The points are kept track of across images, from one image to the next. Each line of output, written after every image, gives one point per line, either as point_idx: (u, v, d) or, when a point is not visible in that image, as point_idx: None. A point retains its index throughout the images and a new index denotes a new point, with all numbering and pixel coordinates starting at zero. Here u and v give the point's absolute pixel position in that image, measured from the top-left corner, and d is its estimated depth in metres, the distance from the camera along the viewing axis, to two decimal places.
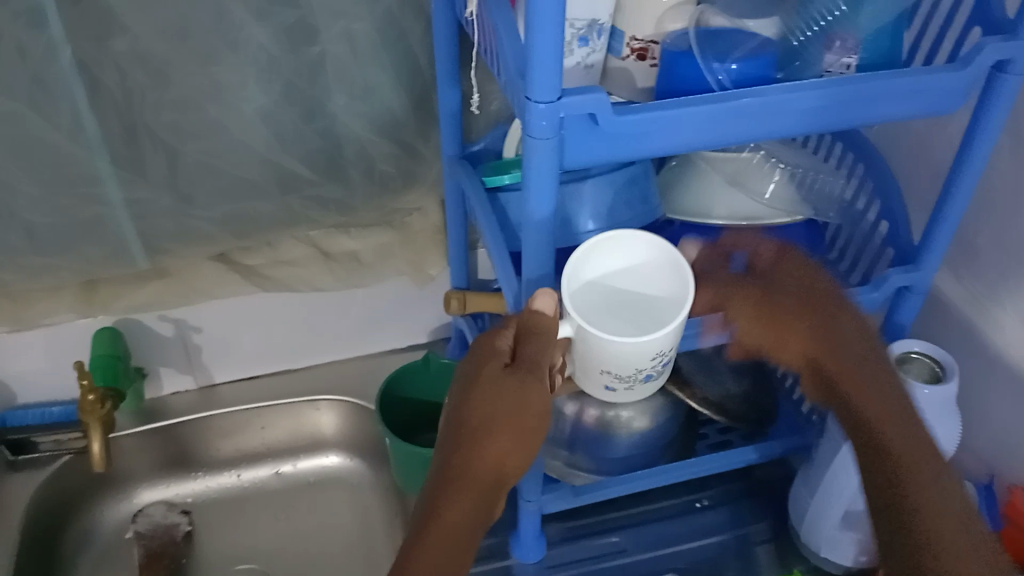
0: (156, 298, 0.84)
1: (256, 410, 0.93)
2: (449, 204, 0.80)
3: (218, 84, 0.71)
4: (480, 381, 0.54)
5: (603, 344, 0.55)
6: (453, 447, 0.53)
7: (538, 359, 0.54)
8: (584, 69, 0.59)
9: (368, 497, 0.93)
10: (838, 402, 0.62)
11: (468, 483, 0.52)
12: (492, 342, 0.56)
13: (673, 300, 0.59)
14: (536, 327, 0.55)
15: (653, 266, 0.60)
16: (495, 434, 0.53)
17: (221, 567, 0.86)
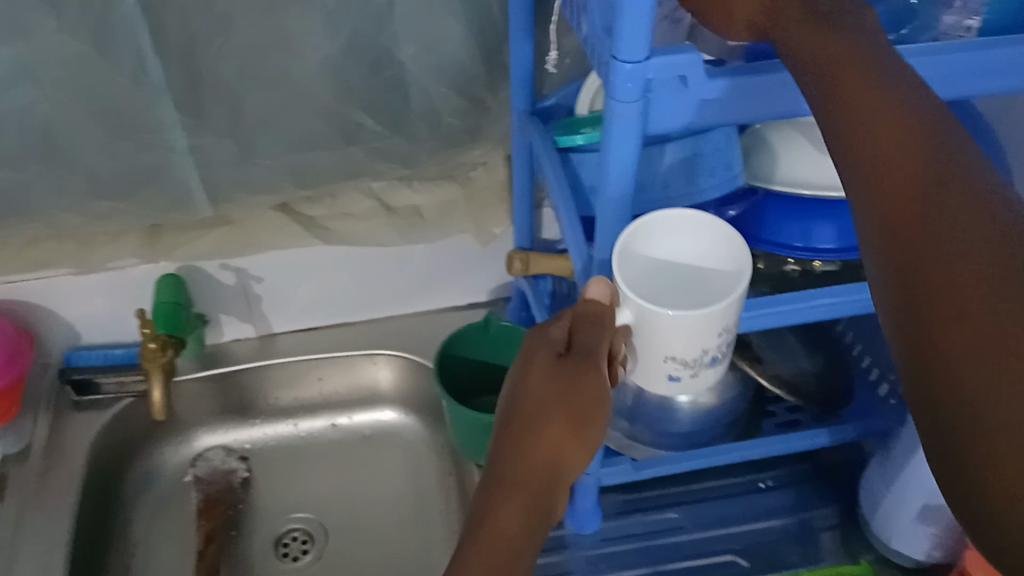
0: (218, 246, 0.83)
1: (314, 361, 0.92)
2: (517, 163, 0.77)
3: (283, 31, 0.68)
4: (532, 370, 0.51)
5: (662, 321, 0.50)
6: (504, 437, 0.49)
7: (597, 345, 0.51)
8: (671, 24, 0.56)
9: (423, 453, 0.92)
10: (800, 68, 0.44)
11: (521, 477, 0.47)
12: (545, 332, 0.53)
13: (728, 273, 0.53)
14: (589, 313, 0.52)
15: (700, 238, 0.54)
16: (551, 424, 0.48)
17: (276, 517, 0.87)
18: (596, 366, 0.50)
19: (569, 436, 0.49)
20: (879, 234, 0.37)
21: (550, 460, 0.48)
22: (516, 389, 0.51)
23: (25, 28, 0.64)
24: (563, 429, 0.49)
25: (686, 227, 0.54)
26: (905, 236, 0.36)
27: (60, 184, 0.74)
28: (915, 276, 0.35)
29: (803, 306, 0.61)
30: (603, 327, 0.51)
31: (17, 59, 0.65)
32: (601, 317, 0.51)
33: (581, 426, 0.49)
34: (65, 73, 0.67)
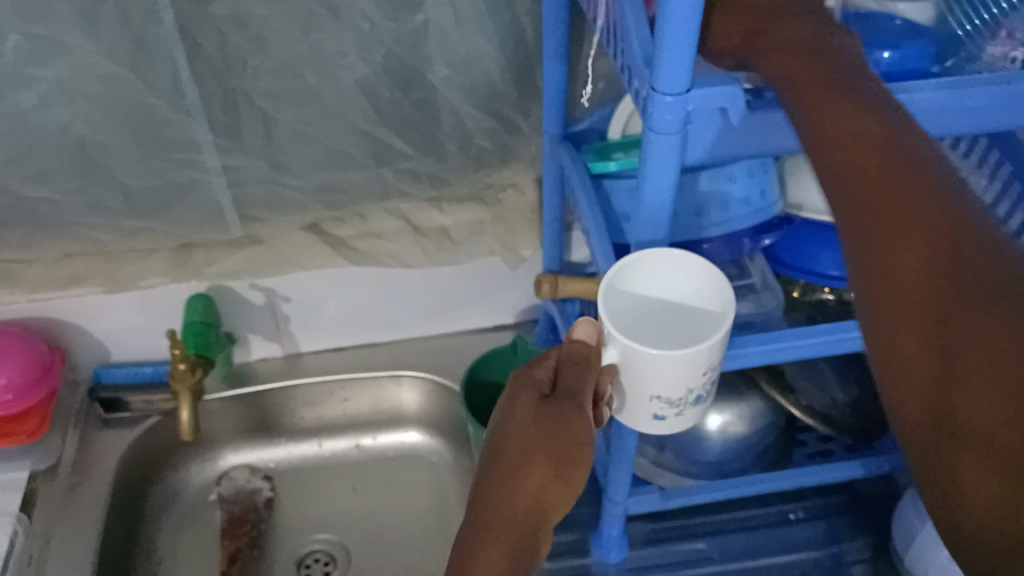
0: (247, 265, 0.83)
1: (339, 381, 0.92)
2: (547, 185, 0.76)
3: (318, 52, 0.69)
4: (515, 411, 0.50)
5: (643, 360, 0.48)
6: (487, 478, 0.47)
7: (582, 386, 0.49)
8: None
9: (446, 476, 0.91)
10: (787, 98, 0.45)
11: (503, 521, 0.45)
12: (530, 372, 0.52)
13: (714, 314, 0.51)
14: (576, 355, 0.51)
15: (688, 276, 0.52)
16: (532, 466, 0.47)
17: (299, 536, 0.86)
18: (581, 405, 0.49)
19: (552, 478, 0.47)
20: (868, 267, 0.38)
21: (534, 501, 0.46)
22: (499, 426, 0.50)
23: (65, 49, 0.65)
24: (547, 470, 0.47)
25: (671, 264, 0.51)
26: (888, 260, 0.37)
27: (94, 202, 0.75)
28: (897, 296, 0.36)
29: (837, 338, 0.60)
30: (589, 368, 0.50)
31: (56, 79, 0.66)
32: (586, 358, 0.50)
33: (566, 465, 0.47)
34: (102, 93, 0.68)
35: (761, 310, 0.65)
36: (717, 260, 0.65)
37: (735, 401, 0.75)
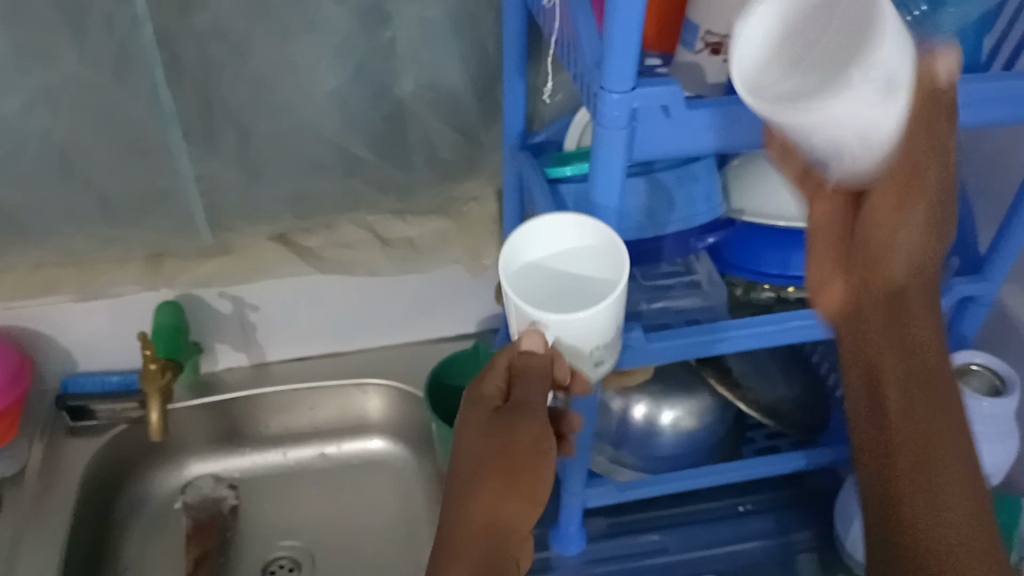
0: (217, 273, 0.86)
1: (306, 389, 0.94)
2: (507, 195, 0.81)
3: (293, 65, 0.73)
4: (467, 436, 0.52)
5: (574, 326, 0.49)
6: (449, 499, 0.51)
7: (528, 397, 0.50)
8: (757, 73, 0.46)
9: (409, 481, 0.94)
10: (864, 306, 0.51)
11: (464, 547, 0.48)
12: (482, 386, 0.53)
13: (600, 255, 0.54)
14: (522, 364, 0.50)
15: (563, 240, 0.54)
16: (482, 486, 0.49)
17: (266, 543, 0.88)
18: (527, 415, 0.50)
19: (504, 494, 0.49)
20: (879, 471, 0.46)
21: (492, 517, 0.49)
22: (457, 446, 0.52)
23: (47, 57, 0.67)
24: (500, 486, 0.49)
25: (536, 238, 0.55)
26: (901, 477, 0.45)
27: (70, 210, 0.77)
28: (896, 490, 0.45)
29: (778, 328, 0.65)
30: (536, 378, 0.50)
31: (37, 86, 0.69)
32: (530, 368, 0.50)
33: (520, 477, 0.49)
34: (83, 102, 0.71)
35: (706, 305, 0.70)
36: (667, 258, 0.69)
37: (686, 397, 0.79)
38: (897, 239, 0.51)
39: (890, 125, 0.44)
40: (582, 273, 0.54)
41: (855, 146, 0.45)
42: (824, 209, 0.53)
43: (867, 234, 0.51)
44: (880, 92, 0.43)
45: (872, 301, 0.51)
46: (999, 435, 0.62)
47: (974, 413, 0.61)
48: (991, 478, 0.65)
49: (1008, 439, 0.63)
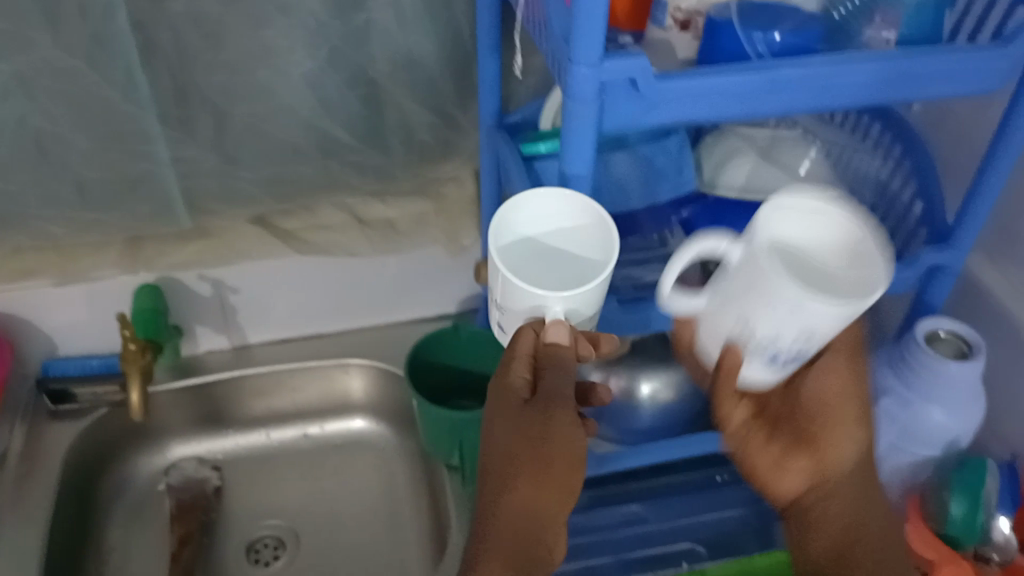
0: (196, 257, 0.86)
1: (287, 371, 0.94)
2: (484, 174, 0.81)
3: (267, 48, 0.73)
4: (500, 421, 0.53)
5: (578, 297, 0.51)
6: (487, 484, 0.54)
7: (561, 389, 0.52)
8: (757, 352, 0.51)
9: (391, 460, 0.95)
10: (800, 469, 0.58)
11: (502, 527, 0.53)
12: (507, 374, 0.53)
13: (578, 227, 0.56)
14: (551, 355, 0.51)
15: (546, 224, 0.56)
16: (518, 474, 0.52)
17: (250, 522, 0.89)
18: (560, 405, 0.53)
19: (540, 482, 0.52)
20: None
21: (526, 506, 0.52)
22: (490, 430, 0.55)
23: (21, 42, 0.67)
24: (533, 477, 0.52)
25: (519, 221, 0.56)
26: None
27: (47, 195, 0.77)
28: None
29: None
30: (567, 371, 0.52)
31: (11, 72, 0.69)
32: (561, 360, 0.51)
33: (551, 470, 0.52)
34: (59, 86, 0.71)
35: None
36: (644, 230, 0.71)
37: (663, 368, 0.80)
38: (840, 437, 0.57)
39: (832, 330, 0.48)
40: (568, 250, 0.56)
41: (779, 362, 0.52)
42: (758, 429, 0.59)
43: (811, 437, 0.57)
44: (838, 324, 0.48)
45: (830, 483, 0.58)
46: (965, 398, 0.64)
47: (940, 375, 0.63)
48: (958, 441, 0.66)
49: (973, 402, 0.64)
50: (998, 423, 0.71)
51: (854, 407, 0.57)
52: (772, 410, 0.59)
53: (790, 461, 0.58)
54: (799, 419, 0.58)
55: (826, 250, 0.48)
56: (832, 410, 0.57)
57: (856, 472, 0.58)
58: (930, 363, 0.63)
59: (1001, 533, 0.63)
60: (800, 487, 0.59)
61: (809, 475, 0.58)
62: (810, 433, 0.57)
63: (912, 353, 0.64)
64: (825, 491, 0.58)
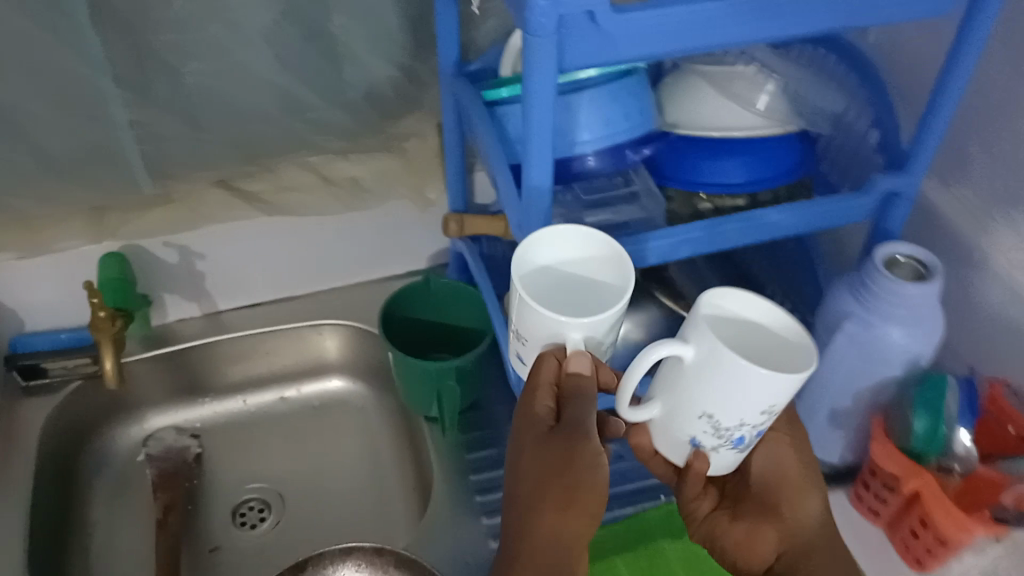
0: (163, 223, 0.85)
1: (260, 335, 0.94)
2: (447, 125, 0.81)
3: (221, 3, 0.72)
4: (528, 449, 0.53)
5: (597, 323, 0.52)
6: (516, 512, 0.54)
7: (584, 419, 0.51)
8: (716, 435, 0.53)
9: (371, 417, 0.96)
10: (768, 549, 0.60)
11: (532, 558, 0.52)
12: (530, 406, 0.53)
13: (592, 255, 0.58)
14: (574, 390, 0.51)
15: (561, 252, 0.59)
16: (546, 501, 0.52)
17: (234, 487, 0.89)
18: (585, 438, 0.51)
19: (568, 513, 0.51)
20: None
21: (555, 535, 0.51)
22: (516, 461, 0.54)
23: None
24: (559, 506, 0.51)
25: (535, 251, 0.58)
26: None
27: (4, 165, 0.76)
28: None
29: (712, 232, 0.68)
30: (587, 401, 0.51)
31: None
32: (583, 394, 0.51)
33: (577, 500, 0.51)
34: (9, 51, 0.69)
35: (645, 218, 0.74)
36: (605, 171, 0.71)
37: (636, 310, 0.78)
38: (800, 501, 0.60)
39: (782, 402, 0.50)
40: (584, 277, 0.58)
41: (738, 444, 0.54)
42: (721, 515, 0.63)
43: (769, 507, 0.60)
44: (786, 398, 0.50)
45: (798, 548, 0.59)
46: (924, 316, 0.66)
47: (897, 296, 0.65)
48: (917, 361, 0.68)
49: (929, 322, 0.66)
50: (957, 340, 0.73)
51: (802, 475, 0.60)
52: (733, 493, 0.64)
53: (756, 534, 0.60)
54: (760, 494, 0.61)
55: (765, 339, 0.53)
56: (784, 480, 0.60)
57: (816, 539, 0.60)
58: (890, 284, 0.65)
59: (962, 444, 0.65)
60: (770, 558, 0.60)
61: (775, 544, 0.60)
62: (771, 506, 0.60)
63: (871, 279, 0.66)
64: (791, 563, 0.59)
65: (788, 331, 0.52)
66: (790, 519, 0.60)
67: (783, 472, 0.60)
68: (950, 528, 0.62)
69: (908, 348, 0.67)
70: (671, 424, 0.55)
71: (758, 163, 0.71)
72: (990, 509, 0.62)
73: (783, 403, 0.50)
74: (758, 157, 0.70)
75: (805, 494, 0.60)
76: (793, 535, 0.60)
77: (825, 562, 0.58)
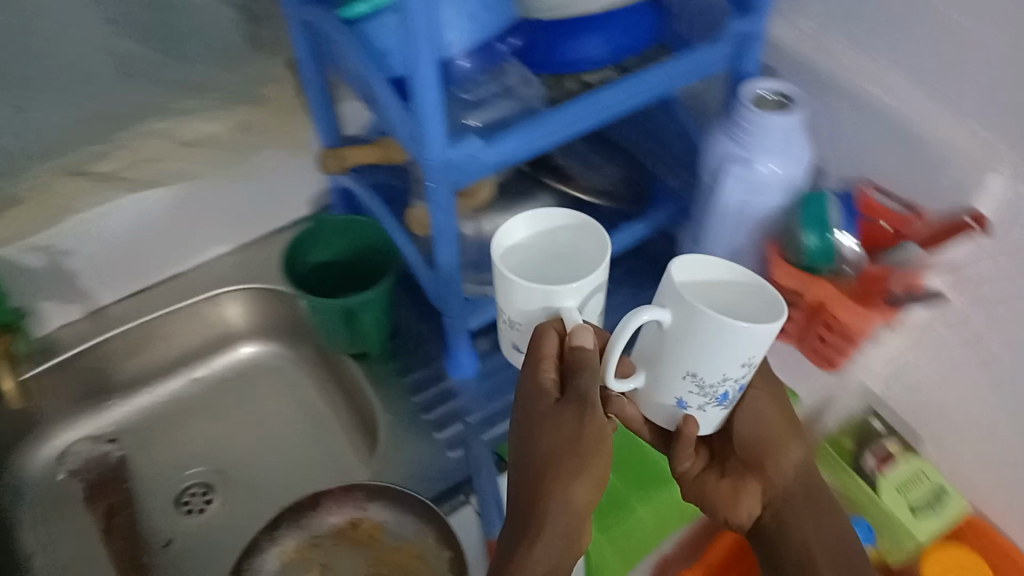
0: (19, 227, 0.80)
1: (155, 320, 0.89)
2: (303, 60, 0.79)
3: None
4: (537, 425, 0.55)
5: (583, 289, 0.59)
6: (525, 486, 0.54)
7: (587, 390, 0.54)
8: (702, 392, 0.61)
9: (293, 372, 0.94)
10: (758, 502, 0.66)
11: (545, 529, 0.53)
12: (536, 378, 0.56)
13: (562, 230, 0.65)
14: (579, 359, 0.55)
15: (532, 230, 0.65)
16: (557, 471, 0.53)
17: (170, 476, 0.86)
18: (591, 408, 0.54)
19: (578, 480, 0.53)
20: None
21: (567, 502, 0.53)
22: (523, 435, 0.56)
23: None
24: (570, 473, 0.53)
25: (509, 235, 0.64)
26: None
27: None
28: None
29: (592, 109, 0.69)
30: (594, 371, 0.55)
31: None
32: (587, 361, 0.55)
33: (586, 468, 0.53)
34: None
35: (524, 105, 0.72)
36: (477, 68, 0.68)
37: (532, 202, 0.81)
38: (787, 456, 0.66)
39: (759, 355, 0.57)
40: (558, 246, 0.65)
41: (722, 398, 0.61)
42: (709, 473, 0.67)
43: (752, 464, 0.66)
44: (761, 350, 0.57)
45: (779, 497, 0.66)
46: (794, 144, 0.71)
47: (765, 128, 0.70)
48: (795, 185, 0.74)
49: (800, 148, 0.72)
50: (824, 160, 0.80)
51: (784, 428, 0.66)
52: (718, 450, 0.68)
53: (744, 490, 0.66)
54: (746, 453, 0.66)
55: (734, 297, 0.60)
56: (771, 439, 0.66)
57: (800, 488, 0.66)
58: (759, 118, 0.70)
59: (850, 250, 0.71)
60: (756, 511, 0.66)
61: (760, 497, 0.66)
62: (756, 464, 0.66)
63: (744, 118, 0.71)
64: (780, 513, 0.66)
65: (752, 288, 0.60)
66: (777, 475, 0.66)
67: (767, 430, 0.66)
68: (850, 320, 0.69)
69: (785, 176, 0.72)
70: (662, 392, 0.63)
71: (617, 35, 0.72)
72: (881, 296, 0.69)
73: (761, 355, 0.57)
74: (618, 27, 0.72)
75: (787, 446, 0.66)
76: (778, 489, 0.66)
77: (805, 510, 0.66)
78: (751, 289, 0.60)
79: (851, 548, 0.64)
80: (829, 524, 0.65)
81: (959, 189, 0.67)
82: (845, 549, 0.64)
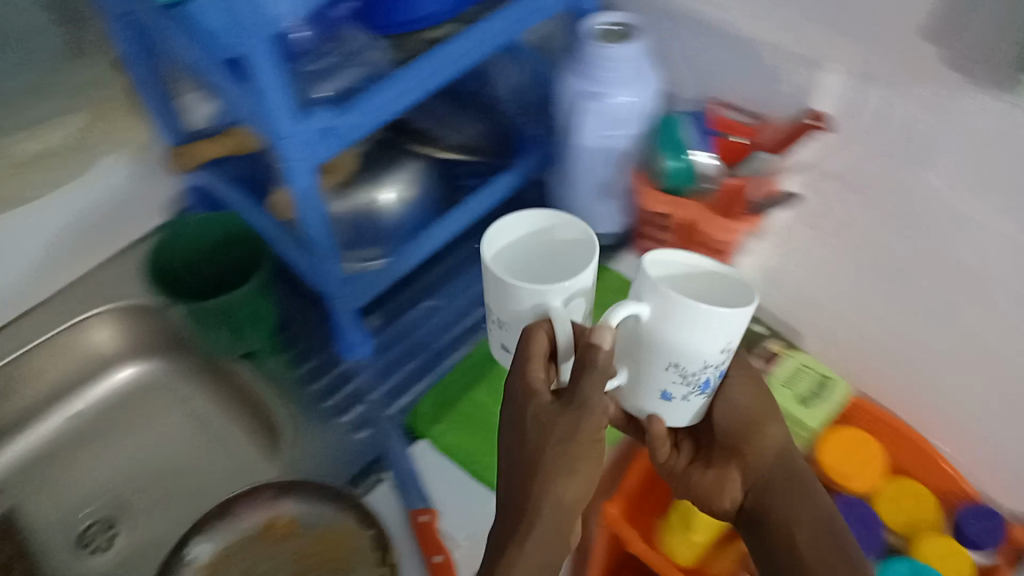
0: None
1: (14, 360, 0.81)
2: (132, 55, 0.73)
3: None
4: (529, 424, 0.52)
5: (573, 288, 0.55)
6: (516, 482, 0.52)
7: (587, 395, 0.49)
8: (685, 383, 0.54)
9: (176, 387, 0.88)
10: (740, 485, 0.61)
11: (536, 527, 0.51)
12: (527, 376, 0.52)
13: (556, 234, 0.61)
14: (577, 361, 0.49)
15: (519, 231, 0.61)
16: (549, 467, 0.51)
17: (63, 519, 0.79)
18: (585, 411, 0.50)
19: (570, 476, 0.51)
20: None
21: (559, 499, 0.51)
22: (513, 431, 0.53)
23: None
24: (562, 470, 0.51)
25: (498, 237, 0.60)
26: None
27: None
28: None
29: (440, 61, 0.67)
30: (602, 372, 0.48)
31: None
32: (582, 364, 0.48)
33: (576, 463, 0.51)
34: None
35: (372, 68, 0.68)
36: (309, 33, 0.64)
37: (400, 171, 0.78)
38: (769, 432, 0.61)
39: (740, 334, 0.51)
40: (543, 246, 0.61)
41: (706, 386, 0.55)
42: (695, 465, 0.62)
43: (734, 450, 0.61)
44: (744, 327, 0.50)
45: (761, 480, 0.61)
46: (640, 72, 0.73)
47: (611, 58, 0.72)
48: (647, 113, 0.75)
49: (646, 77, 0.74)
50: (676, 87, 0.83)
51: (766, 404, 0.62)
52: (705, 442, 0.63)
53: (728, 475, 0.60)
54: (729, 435, 0.61)
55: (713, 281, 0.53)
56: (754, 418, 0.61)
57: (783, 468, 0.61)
58: (604, 50, 0.72)
59: (708, 166, 0.74)
60: (738, 497, 0.61)
61: (741, 483, 0.61)
62: (738, 448, 0.61)
63: (589, 52, 0.72)
64: (763, 495, 0.61)
65: (730, 278, 0.53)
66: (757, 454, 0.61)
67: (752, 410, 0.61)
68: (718, 233, 0.72)
69: (637, 105, 0.74)
70: (643, 388, 0.56)
71: None
72: (742, 209, 0.72)
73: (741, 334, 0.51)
74: None
75: (768, 422, 0.61)
76: (761, 469, 0.61)
77: (787, 491, 0.60)
78: (729, 281, 0.53)
79: (838, 527, 0.59)
80: (813, 502, 0.60)
81: (799, 95, 0.74)
82: (831, 528, 0.59)
